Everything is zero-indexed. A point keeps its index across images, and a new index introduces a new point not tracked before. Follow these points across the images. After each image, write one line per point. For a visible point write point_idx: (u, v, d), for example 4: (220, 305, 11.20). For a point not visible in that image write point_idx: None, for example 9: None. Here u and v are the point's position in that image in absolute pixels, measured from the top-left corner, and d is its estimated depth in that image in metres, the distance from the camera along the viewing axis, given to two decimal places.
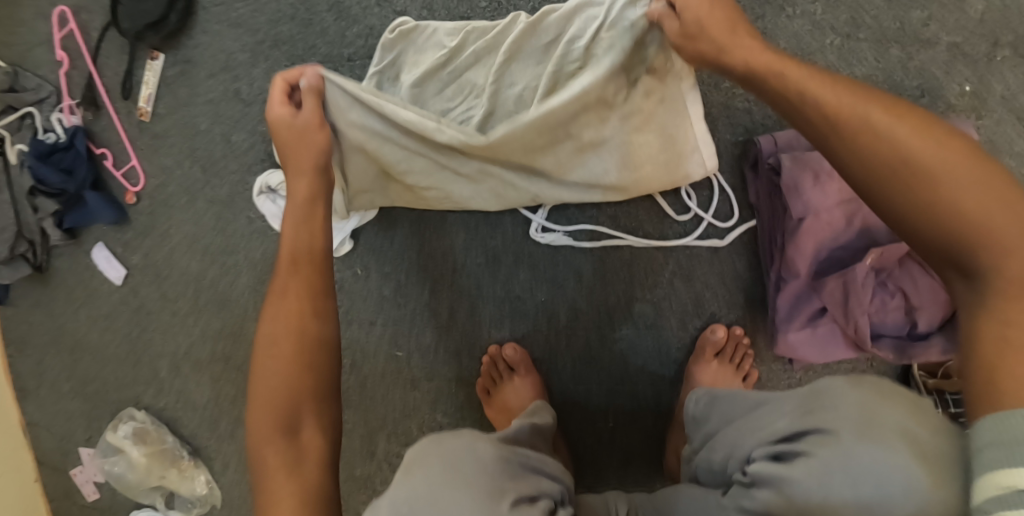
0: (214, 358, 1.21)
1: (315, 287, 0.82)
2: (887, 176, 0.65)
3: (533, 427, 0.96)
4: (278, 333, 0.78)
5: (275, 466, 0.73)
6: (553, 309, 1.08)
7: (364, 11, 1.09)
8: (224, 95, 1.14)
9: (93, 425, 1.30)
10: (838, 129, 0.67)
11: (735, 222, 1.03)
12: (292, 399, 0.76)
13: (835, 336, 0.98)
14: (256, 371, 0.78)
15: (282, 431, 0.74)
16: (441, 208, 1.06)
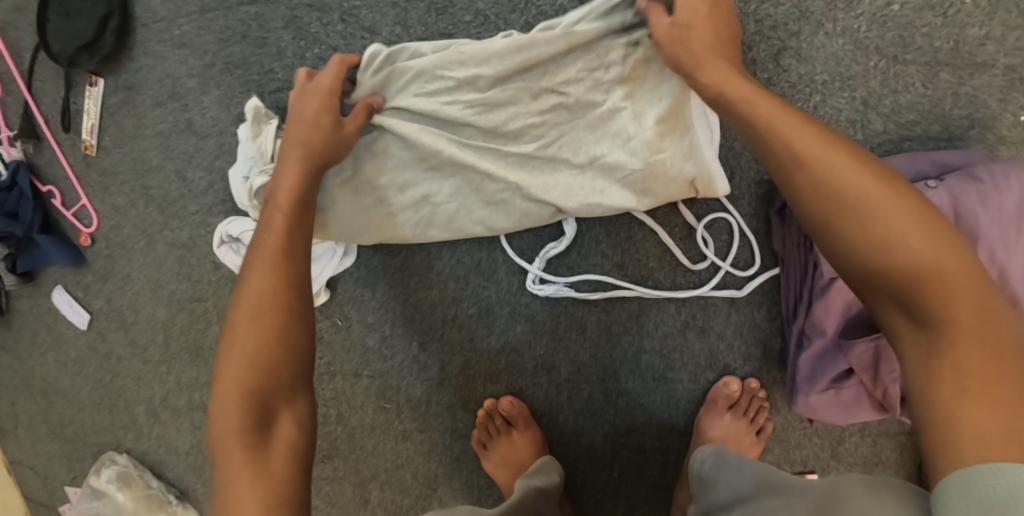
0: (193, 405, 1.12)
1: (302, 263, 0.75)
2: (881, 261, 0.54)
3: (538, 490, 0.88)
4: (258, 303, 0.70)
5: (239, 465, 0.62)
6: (553, 363, 0.98)
7: (326, 29, 0.94)
8: (174, 126, 1.01)
9: (74, 466, 1.22)
10: (827, 192, 0.57)
11: (757, 270, 0.93)
12: (264, 382, 0.67)
13: (860, 399, 0.89)
14: (225, 350, 0.69)
15: (249, 417, 0.65)
16: (412, 226, 0.92)
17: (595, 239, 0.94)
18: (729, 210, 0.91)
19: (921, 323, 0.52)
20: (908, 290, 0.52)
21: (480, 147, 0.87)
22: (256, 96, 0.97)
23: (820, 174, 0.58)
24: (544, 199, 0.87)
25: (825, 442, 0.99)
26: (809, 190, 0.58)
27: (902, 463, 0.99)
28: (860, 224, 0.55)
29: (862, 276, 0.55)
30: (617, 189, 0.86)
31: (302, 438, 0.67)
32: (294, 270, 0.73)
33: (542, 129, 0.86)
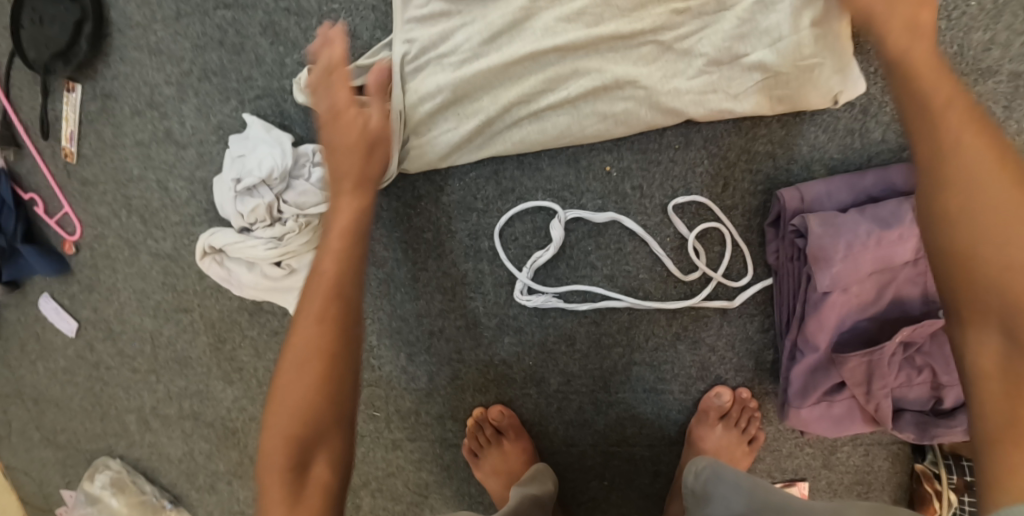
0: (183, 414, 1.12)
1: (355, 307, 0.71)
2: (976, 266, 0.51)
3: (533, 497, 0.87)
4: (309, 338, 0.69)
5: (276, 505, 0.65)
6: (542, 375, 0.97)
7: (305, 35, 0.91)
8: (154, 135, 0.98)
9: (70, 471, 1.22)
10: (963, 177, 0.53)
11: (749, 281, 0.90)
12: (311, 427, 0.67)
13: (852, 413, 0.87)
14: (274, 388, 0.69)
15: (293, 466, 0.66)
16: (498, 141, 0.88)
17: (583, 250, 0.91)
18: (721, 219, 0.89)
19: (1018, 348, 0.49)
20: (992, 309, 0.50)
21: (577, 54, 0.82)
22: (236, 104, 0.94)
23: (956, 154, 0.54)
24: (673, 105, 0.82)
25: (817, 451, 0.98)
26: (939, 169, 0.54)
27: (894, 472, 0.98)
28: (979, 220, 0.52)
29: (951, 276, 0.53)
30: (732, 100, 0.82)
31: (337, 486, 0.68)
32: (343, 308, 0.71)
33: (665, 34, 0.80)
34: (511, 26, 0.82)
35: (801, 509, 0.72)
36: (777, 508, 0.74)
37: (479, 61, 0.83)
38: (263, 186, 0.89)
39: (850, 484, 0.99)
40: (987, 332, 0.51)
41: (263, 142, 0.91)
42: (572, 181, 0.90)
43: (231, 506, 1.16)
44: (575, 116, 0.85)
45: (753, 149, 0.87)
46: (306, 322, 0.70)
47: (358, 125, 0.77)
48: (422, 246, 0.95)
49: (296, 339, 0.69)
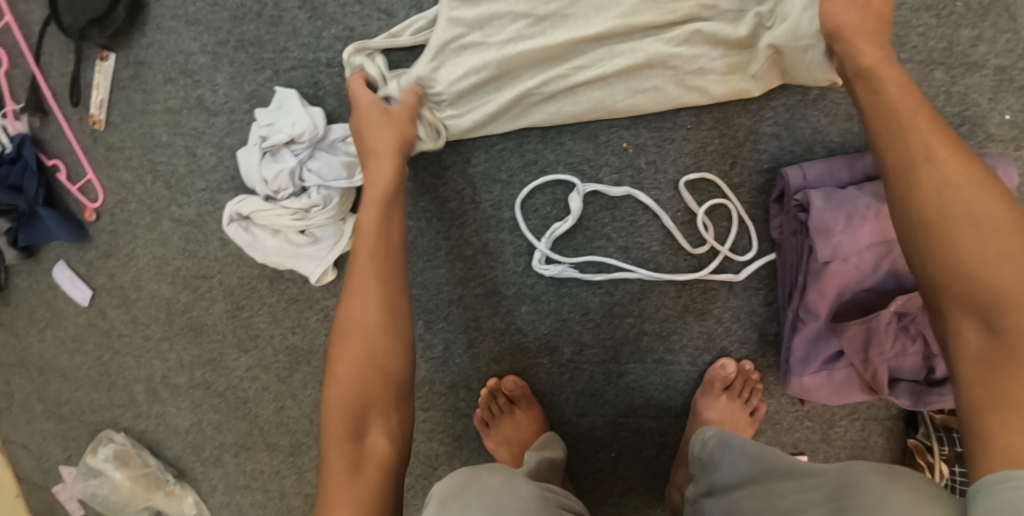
0: (194, 383, 1.13)
1: (400, 310, 0.82)
2: (960, 261, 0.58)
3: (549, 461, 0.90)
4: (365, 322, 0.80)
5: (338, 470, 0.74)
6: (556, 344, 1.01)
7: (342, 10, 0.95)
8: (185, 102, 1.01)
9: (70, 445, 1.20)
10: (931, 183, 0.62)
11: (754, 255, 0.96)
12: (362, 405, 0.78)
13: (851, 381, 0.92)
14: (331, 370, 0.80)
15: (351, 438, 0.76)
16: (537, 112, 0.93)
17: (599, 223, 0.96)
18: (729, 196, 0.94)
19: (994, 333, 0.55)
20: (969, 295, 0.57)
21: (613, 38, 0.89)
22: (270, 74, 0.98)
23: (925, 166, 0.63)
24: (696, 83, 0.89)
25: (816, 425, 1.03)
26: (900, 177, 0.65)
27: (888, 447, 1.03)
28: (957, 218, 0.60)
29: (933, 278, 0.60)
30: (751, 79, 0.89)
31: (392, 456, 0.76)
32: (391, 308, 0.82)
33: (700, 23, 0.87)
34: (557, 13, 0.88)
35: (802, 466, 0.75)
36: (779, 469, 0.77)
37: (525, 42, 0.89)
38: (286, 148, 0.93)
39: (847, 459, 1.03)
40: (968, 316, 0.57)
41: (293, 112, 0.93)
42: (591, 155, 0.95)
43: (237, 480, 1.15)
44: (611, 91, 0.91)
45: (760, 132, 0.93)
46: (356, 309, 0.81)
47: (391, 146, 0.87)
48: (445, 216, 0.98)
49: (345, 332, 0.80)
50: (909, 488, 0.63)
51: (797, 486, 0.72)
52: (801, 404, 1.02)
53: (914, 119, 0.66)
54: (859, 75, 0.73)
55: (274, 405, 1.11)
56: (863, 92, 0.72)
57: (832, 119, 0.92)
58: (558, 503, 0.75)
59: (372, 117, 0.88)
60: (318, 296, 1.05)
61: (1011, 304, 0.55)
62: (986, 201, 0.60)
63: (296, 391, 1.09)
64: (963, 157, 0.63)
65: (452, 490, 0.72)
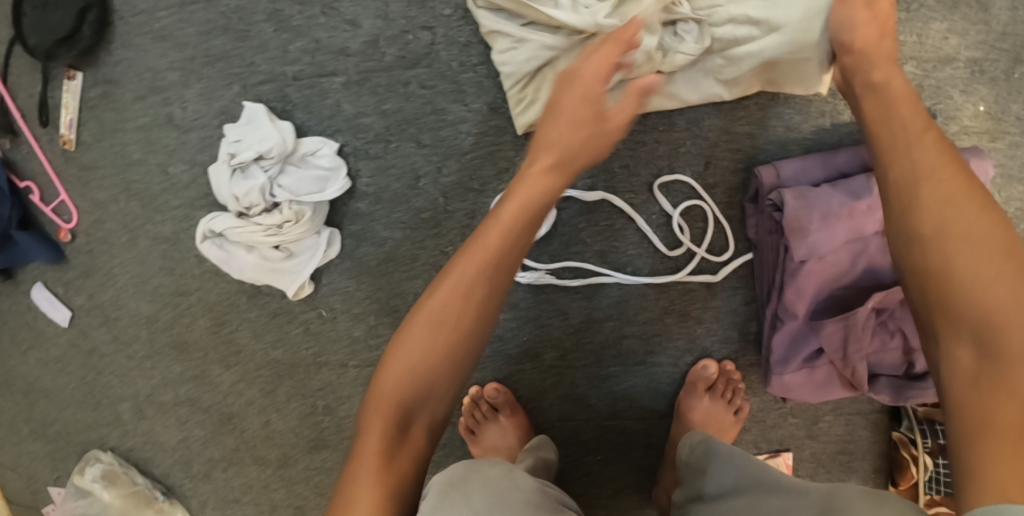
0: (180, 400, 1.12)
1: (484, 329, 0.71)
2: (952, 283, 0.56)
3: (543, 461, 0.91)
4: (446, 316, 0.69)
5: (376, 448, 0.67)
6: (537, 350, 1.01)
7: (308, 23, 0.95)
8: (156, 120, 1.01)
9: (58, 466, 1.20)
10: (938, 196, 0.60)
11: (731, 255, 0.96)
12: (421, 396, 0.69)
13: (832, 378, 0.92)
14: (399, 336, 0.71)
15: (396, 427, 0.68)
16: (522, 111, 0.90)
17: (575, 228, 0.96)
18: (703, 197, 0.94)
19: (990, 358, 0.52)
20: (966, 316, 0.54)
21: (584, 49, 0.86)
22: (239, 89, 0.97)
23: (925, 181, 0.61)
24: (669, 90, 0.89)
25: (800, 421, 1.03)
26: (898, 190, 0.63)
27: (873, 441, 1.02)
28: (956, 236, 0.57)
29: (928, 297, 0.57)
30: (721, 84, 0.88)
31: (427, 454, 0.71)
32: (472, 340, 0.71)
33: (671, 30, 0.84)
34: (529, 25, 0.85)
35: (782, 482, 0.70)
36: (765, 484, 0.71)
37: (510, 51, 0.87)
38: (255, 165, 0.93)
39: (833, 454, 1.03)
40: (963, 338, 0.54)
41: (262, 128, 0.93)
42: None
43: (226, 497, 1.14)
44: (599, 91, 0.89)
45: (732, 132, 0.93)
46: (439, 302, 0.70)
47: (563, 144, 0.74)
48: (421, 225, 0.98)
49: (428, 311, 0.70)
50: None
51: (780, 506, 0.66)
52: (784, 401, 1.02)
53: (925, 134, 0.64)
54: (871, 86, 0.71)
55: (259, 420, 1.10)
56: (870, 103, 0.71)
57: (802, 118, 0.92)
58: (556, 498, 0.74)
59: (569, 111, 0.75)
60: (298, 310, 1.04)
61: (1006, 328, 0.52)
62: (989, 224, 0.57)
63: (281, 405, 1.09)
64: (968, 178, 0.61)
65: (454, 481, 0.69)
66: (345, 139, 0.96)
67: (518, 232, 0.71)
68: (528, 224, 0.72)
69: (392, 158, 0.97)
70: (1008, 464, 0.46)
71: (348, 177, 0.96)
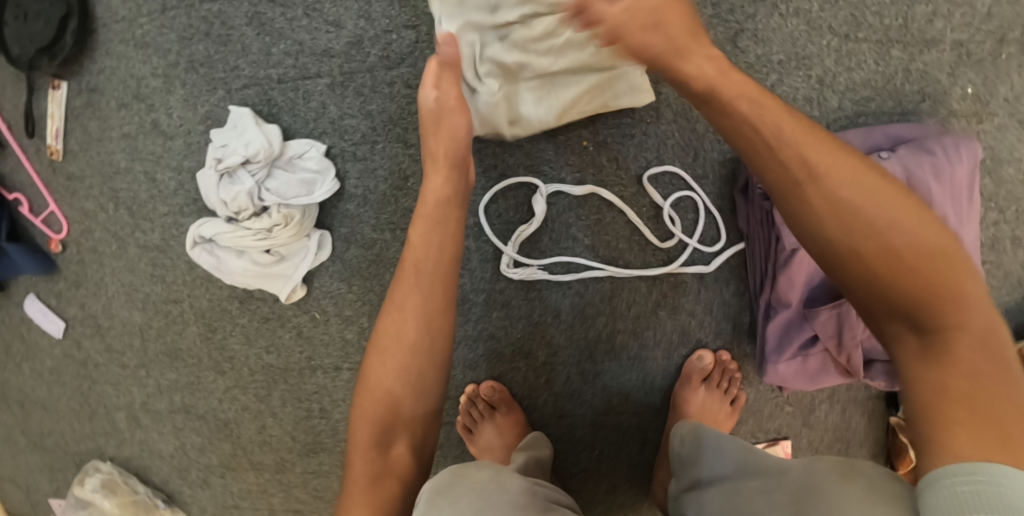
0: (174, 408, 1.11)
1: (434, 336, 0.76)
2: (889, 273, 0.59)
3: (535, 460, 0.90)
4: (397, 333, 0.76)
5: (363, 476, 0.75)
6: (530, 347, 1.00)
7: (290, 24, 0.94)
8: (141, 127, 1.00)
9: (57, 477, 1.19)
10: (830, 192, 0.62)
11: (723, 246, 0.95)
12: (387, 417, 0.76)
13: (826, 366, 0.92)
14: (365, 366, 0.77)
15: (375, 446, 0.75)
16: (501, 97, 0.86)
17: (565, 223, 0.95)
18: (693, 188, 0.94)
19: (928, 335, 0.57)
20: (908, 305, 0.58)
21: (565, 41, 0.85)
22: (223, 94, 0.97)
23: (875, 217, 0.61)
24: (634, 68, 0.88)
25: (796, 410, 1.02)
26: (845, 240, 0.61)
27: (870, 427, 1.02)
28: (870, 228, 0.61)
29: (874, 292, 0.60)
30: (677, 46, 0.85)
31: (415, 467, 0.76)
32: (423, 347, 0.76)
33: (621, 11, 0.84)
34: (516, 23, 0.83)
35: (759, 462, 0.70)
36: (761, 464, 0.70)
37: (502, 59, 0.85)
38: (242, 169, 0.92)
39: (829, 441, 1.03)
40: (898, 323, 0.59)
41: (248, 132, 0.92)
42: (552, 156, 0.94)
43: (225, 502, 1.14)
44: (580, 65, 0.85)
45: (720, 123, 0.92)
46: (387, 326, 0.76)
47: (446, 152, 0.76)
48: (409, 225, 0.97)
49: (381, 337, 0.76)
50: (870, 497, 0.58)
51: (761, 486, 0.66)
52: (780, 390, 1.02)
53: (789, 135, 0.65)
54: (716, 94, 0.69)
55: (255, 425, 1.10)
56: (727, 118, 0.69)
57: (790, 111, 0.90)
58: (548, 497, 0.73)
59: (429, 126, 0.76)
60: (290, 314, 1.04)
61: (939, 301, 0.57)
62: (895, 205, 0.61)
63: (276, 410, 1.08)
64: (850, 164, 0.64)
65: (441, 487, 0.70)
66: (330, 141, 0.95)
67: (427, 244, 0.76)
68: (443, 227, 0.76)
69: (379, 159, 0.95)
70: (962, 430, 0.51)
71: (337, 178, 0.95)
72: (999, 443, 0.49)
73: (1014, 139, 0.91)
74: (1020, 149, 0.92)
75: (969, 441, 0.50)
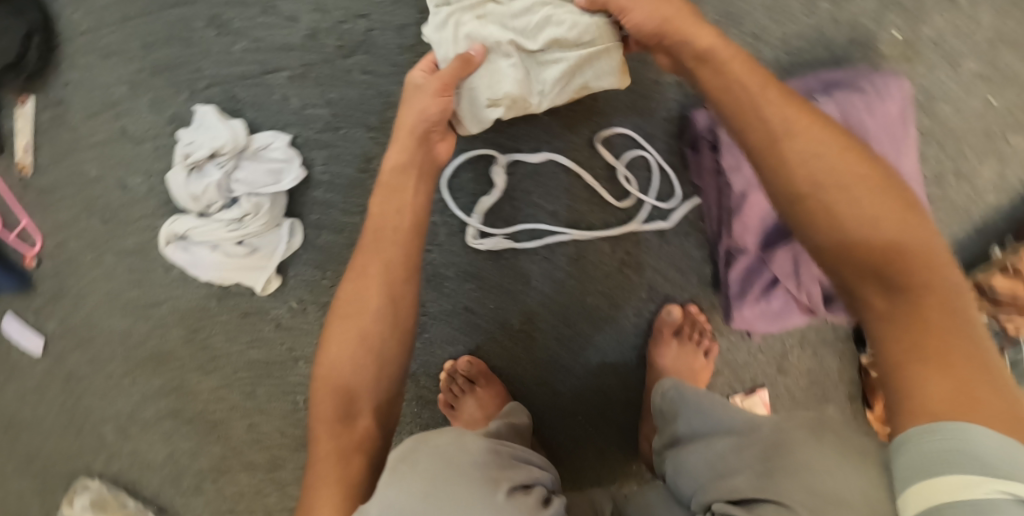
0: (161, 416, 1.09)
1: (398, 306, 0.78)
2: (857, 236, 0.59)
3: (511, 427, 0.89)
4: (358, 296, 0.78)
5: (327, 451, 0.73)
6: (505, 317, 1.02)
7: (249, 23, 0.99)
8: (109, 135, 1.03)
9: (45, 503, 1.09)
10: (796, 151, 0.63)
11: (677, 201, 0.99)
12: (351, 387, 0.75)
13: (789, 306, 0.95)
14: (325, 338, 0.78)
15: (339, 419, 0.74)
16: (483, 72, 0.76)
17: (525, 191, 0.99)
18: (645, 147, 0.98)
19: (896, 296, 0.56)
20: (878, 267, 0.58)
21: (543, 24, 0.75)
22: (188, 95, 1.01)
23: (842, 177, 0.61)
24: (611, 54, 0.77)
25: (770, 357, 1.05)
26: (820, 202, 0.61)
27: (842, 369, 1.05)
28: (842, 193, 0.61)
29: (841, 256, 0.59)
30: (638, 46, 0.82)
31: (378, 440, 0.75)
32: (384, 312, 0.78)
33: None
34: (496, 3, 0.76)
35: (726, 421, 0.70)
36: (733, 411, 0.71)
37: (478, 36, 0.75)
38: (209, 162, 0.95)
39: (806, 386, 1.05)
40: (868, 285, 0.58)
41: (212, 127, 0.96)
42: (508, 128, 0.98)
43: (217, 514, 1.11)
44: (561, 31, 0.74)
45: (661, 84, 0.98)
46: (349, 289, 0.79)
47: (410, 127, 0.81)
48: None
49: (343, 306, 0.78)
50: (834, 447, 0.62)
51: (731, 445, 0.68)
52: (750, 337, 1.04)
53: (760, 97, 0.66)
54: (700, 60, 0.71)
55: (244, 424, 1.09)
56: (705, 78, 0.71)
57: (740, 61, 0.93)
58: (513, 456, 0.72)
59: (408, 100, 0.81)
60: (268, 306, 1.06)
61: (897, 261, 0.57)
62: (865, 170, 0.62)
63: (263, 406, 1.09)
64: (823, 127, 0.64)
65: (402, 456, 0.69)
66: (294, 132, 1.01)
67: (393, 239, 0.80)
68: (411, 191, 0.81)
69: (343, 145, 1.01)
70: (943, 402, 0.51)
71: (302, 165, 0.99)
72: (972, 405, 0.50)
73: (946, 79, 0.98)
74: (953, 89, 0.98)
75: (943, 402, 0.51)
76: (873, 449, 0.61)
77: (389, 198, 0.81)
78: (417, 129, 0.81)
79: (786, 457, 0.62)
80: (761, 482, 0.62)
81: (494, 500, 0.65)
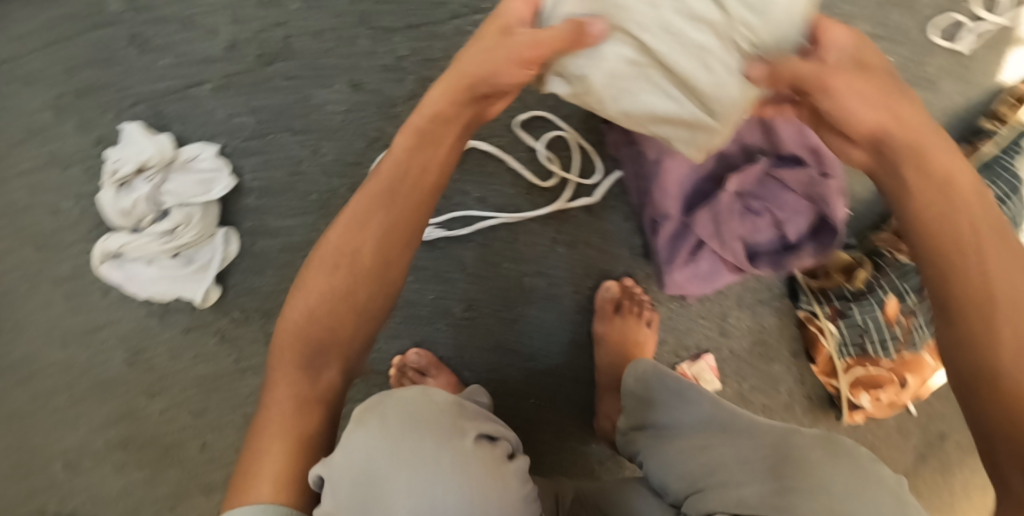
0: (112, 447, 1.03)
1: (388, 277, 0.73)
2: (994, 296, 0.58)
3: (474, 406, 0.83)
4: (348, 243, 0.72)
5: (284, 397, 0.70)
6: (447, 305, 1.04)
7: (171, 40, 1.02)
8: (36, 161, 1.03)
9: None
10: (941, 183, 0.64)
11: (600, 177, 1.03)
12: (322, 339, 0.72)
13: (717, 266, 0.98)
14: (303, 278, 0.74)
15: (305, 368, 0.72)
16: (603, 56, 0.66)
17: (451, 180, 1.03)
18: (561, 126, 1.03)
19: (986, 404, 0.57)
20: (977, 373, 0.58)
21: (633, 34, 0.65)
22: (113, 115, 1.02)
23: (965, 235, 0.62)
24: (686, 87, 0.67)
25: (711, 321, 1.07)
26: (962, 242, 0.61)
27: (783, 325, 1.08)
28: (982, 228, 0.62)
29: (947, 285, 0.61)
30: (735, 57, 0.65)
31: (339, 400, 0.73)
32: (372, 277, 0.73)
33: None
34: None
35: (708, 420, 0.79)
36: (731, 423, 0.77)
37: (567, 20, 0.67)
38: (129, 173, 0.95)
39: (750, 346, 1.08)
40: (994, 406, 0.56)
41: (137, 142, 0.98)
42: None
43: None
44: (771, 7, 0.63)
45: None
46: (337, 235, 0.73)
47: (467, 75, 0.72)
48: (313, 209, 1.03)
49: (325, 251, 0.73)
50: (846, 464, 0.68)
51: (736, 453, 0.73)
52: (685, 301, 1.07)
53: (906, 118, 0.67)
54: (861, 66, 0.68)
55: (196, 444, 1.04)
56: (834, 88, 0.66)
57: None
58: (475, 411, 0.72)
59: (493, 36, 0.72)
60: (210, 319, 1.03)
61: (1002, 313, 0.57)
62: (981, 207, 0.63)
63: (216, 422, 1.04)
64: (959, 162, 0.65)
65: (367, 408, 0.68)
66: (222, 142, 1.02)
67: (411, 197, 0.73)
68: (430, 146, 0.74)
69: (272, 149, 1.02)
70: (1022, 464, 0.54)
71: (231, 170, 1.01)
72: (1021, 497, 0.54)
73: None
74: None
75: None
76: (891, 475, 0.67)
77: (398, 171, 0.73)
78: (454, 92, 0.73)
79: (795, 467, 0.68)
80: (773, 488, 0.67)
81: (461, 446, 0.65)
